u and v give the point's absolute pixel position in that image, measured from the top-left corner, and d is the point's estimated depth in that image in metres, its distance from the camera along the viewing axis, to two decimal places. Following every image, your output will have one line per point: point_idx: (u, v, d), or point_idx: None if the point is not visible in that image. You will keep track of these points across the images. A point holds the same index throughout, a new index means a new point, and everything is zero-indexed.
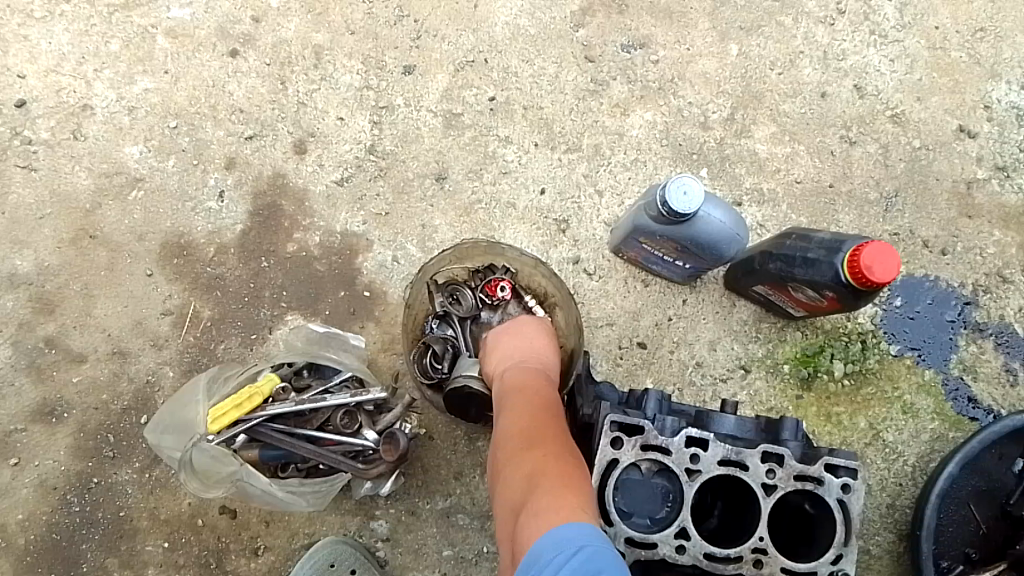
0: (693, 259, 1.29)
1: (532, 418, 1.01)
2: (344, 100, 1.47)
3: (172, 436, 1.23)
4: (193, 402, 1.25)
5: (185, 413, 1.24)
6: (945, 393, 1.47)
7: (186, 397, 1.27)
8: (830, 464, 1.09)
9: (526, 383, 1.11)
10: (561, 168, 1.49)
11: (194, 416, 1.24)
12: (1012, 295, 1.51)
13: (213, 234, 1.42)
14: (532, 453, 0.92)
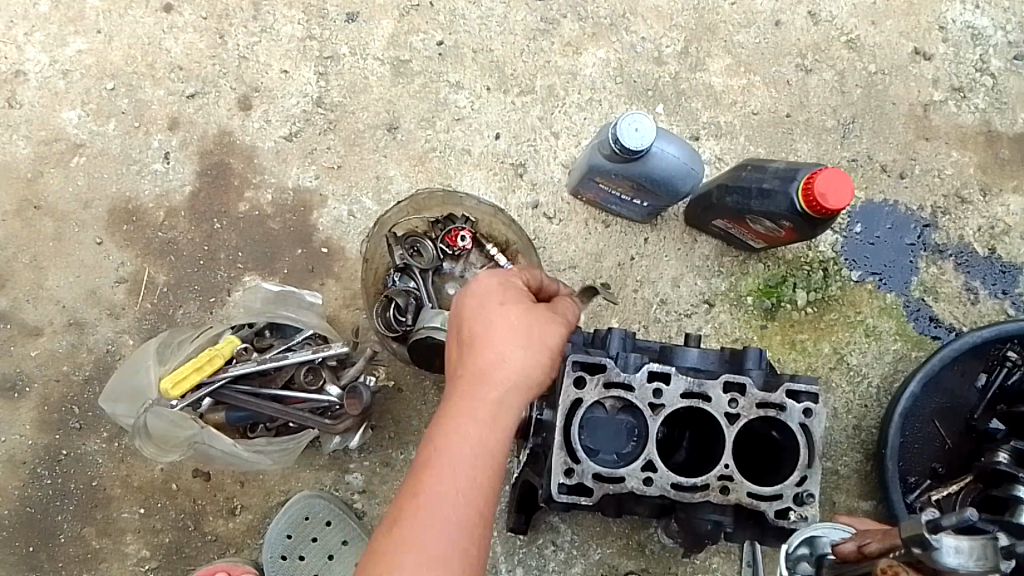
0: (650, 196, 1.26)
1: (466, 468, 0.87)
2: (287, 52, 1.43)
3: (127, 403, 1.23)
4: (146, 368, 1.25)
5: (139, 379, 1.24)
6: (906, 315, 1.50)
7: (138, 363, 1.26)
8: (792, 390, 1.10)
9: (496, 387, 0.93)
10: (515, 111, 1.45)
11: (148, 382, 1.24)
12: (970, 215, 1.53)
13: (162, 197, 1.39)
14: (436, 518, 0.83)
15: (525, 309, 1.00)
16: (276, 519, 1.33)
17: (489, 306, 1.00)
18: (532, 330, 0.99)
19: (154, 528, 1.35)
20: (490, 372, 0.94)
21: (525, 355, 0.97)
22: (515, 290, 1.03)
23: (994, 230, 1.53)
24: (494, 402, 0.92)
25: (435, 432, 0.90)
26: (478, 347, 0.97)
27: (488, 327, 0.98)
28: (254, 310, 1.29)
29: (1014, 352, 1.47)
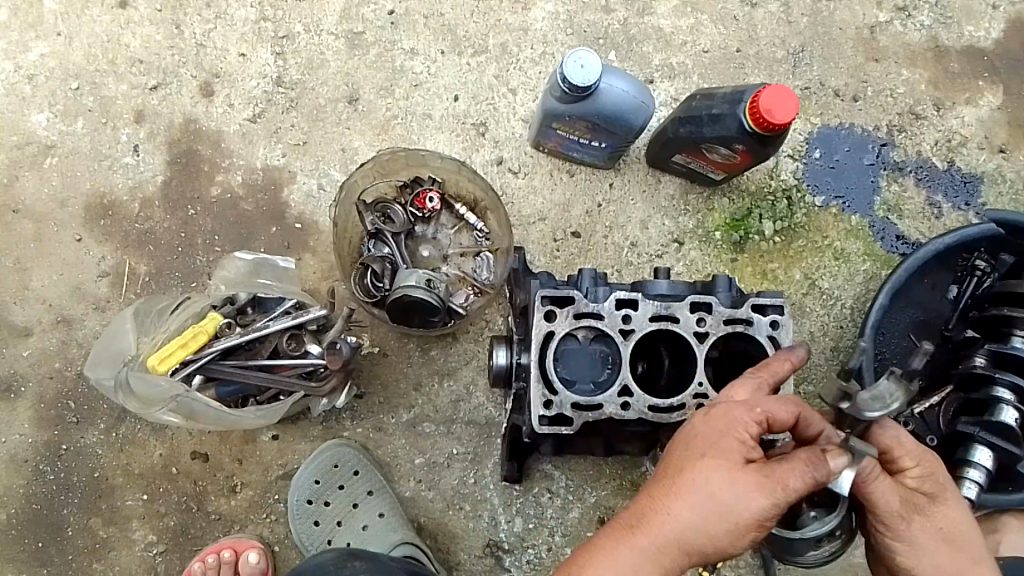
0: (606, 135, 1.32)
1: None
2: (242, 35, 1.46)
3: (107, 365, 1.26)
4: (124, 332, 1.27)
5: (117, 342, 1.27)
6: (873, 235, 1.53)
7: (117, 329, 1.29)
8: (757, 305, 1.16)
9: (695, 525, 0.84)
10: (471, 72, 1.49)
11: (127, 345, 1.26)
12: (925, 130, 1.56)
13: (135, 190, 1.42)
14: None
15: (736, 472, 0.83)
16: (304, 463, 1.37)
17: (701, 444, 0.86)
18: (742, 514, 0.83)
19: (159, 512, 1.38)
20: (659, 521, 0.85)
21: (704, 523, 0.84)
22: (747, 437, 0.86)
23: (951, 142, 1.56)
24: (648, 555, 0.85)
25: (594, 543, 0.87)
26: (669, 487, 0.85)
27: (688, 466, 0.85)
28: (235, 279, 1.37)
29: (982, 261, 1.48)
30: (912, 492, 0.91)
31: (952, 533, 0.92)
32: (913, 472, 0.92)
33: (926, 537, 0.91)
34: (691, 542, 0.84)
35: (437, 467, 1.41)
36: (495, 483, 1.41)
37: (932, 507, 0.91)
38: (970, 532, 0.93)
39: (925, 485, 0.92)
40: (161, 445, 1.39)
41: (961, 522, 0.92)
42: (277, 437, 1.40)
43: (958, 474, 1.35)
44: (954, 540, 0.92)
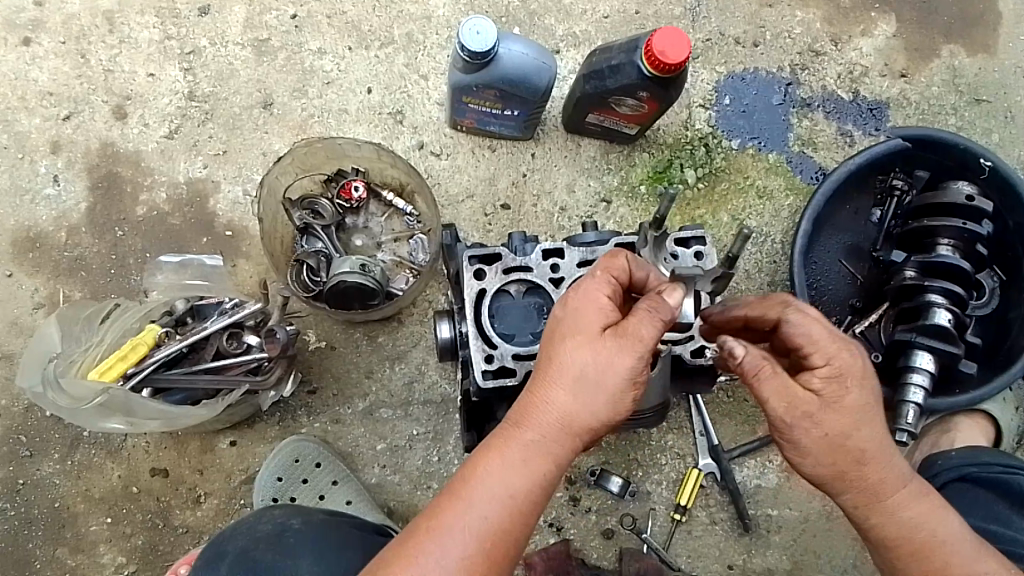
0: (517, 102, 1.35)
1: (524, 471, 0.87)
2: (149, 56, 1.48)
3: (35, 372, 1.22)
4: (51, 336, 1.24)
5: (44, 347, 1.23)
6: (792, 170, 1.57)
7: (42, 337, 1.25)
8: (680, 239, 1.18)
9: (572, 402, 0.87)
10: (381, 64, 1.51)
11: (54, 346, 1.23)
12: (827, 65, 1.61)
13: (60, 218, 1.42)
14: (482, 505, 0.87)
15: (597, 345, 0.86)
16: (265, 465, 1.36)
17: (559, 325, 0.89)
18: (614, 376, 0.86)
19: (125, 534, 1.37)
20: (541, 413, 0.88)
21: (580, 395, 0.86)
22: (600, 308, 0.88)
23: (854, 74, 1.61)
24: (539, 446, 0.88)
25: (484, 448, 0.90)
26: (540, 373, 0.89)
27: (554, 352, 0.88)
28: (169, 286, 1.39)
29: (900, 180, 1.51)
30: (807, 395, 0.88)
31: (841, 437, 0.88)
32: (822, 371, 0.89)
33: (815, 442, 0.89)
34: (574, 418, 0.87)
35: (400, 450, 1.41)
36: (460, 458, 1.41)
37: (826, 411, 0.88)
38: (866, 436, 0.89)
39: (831, 389, 0.88)
40: (118, 467, 1.37)
41: (855, 429, 0.88)
42: (235, 442, 1.39)
43: (902, 381, 1.38)
44: (846, 446, 0.89)
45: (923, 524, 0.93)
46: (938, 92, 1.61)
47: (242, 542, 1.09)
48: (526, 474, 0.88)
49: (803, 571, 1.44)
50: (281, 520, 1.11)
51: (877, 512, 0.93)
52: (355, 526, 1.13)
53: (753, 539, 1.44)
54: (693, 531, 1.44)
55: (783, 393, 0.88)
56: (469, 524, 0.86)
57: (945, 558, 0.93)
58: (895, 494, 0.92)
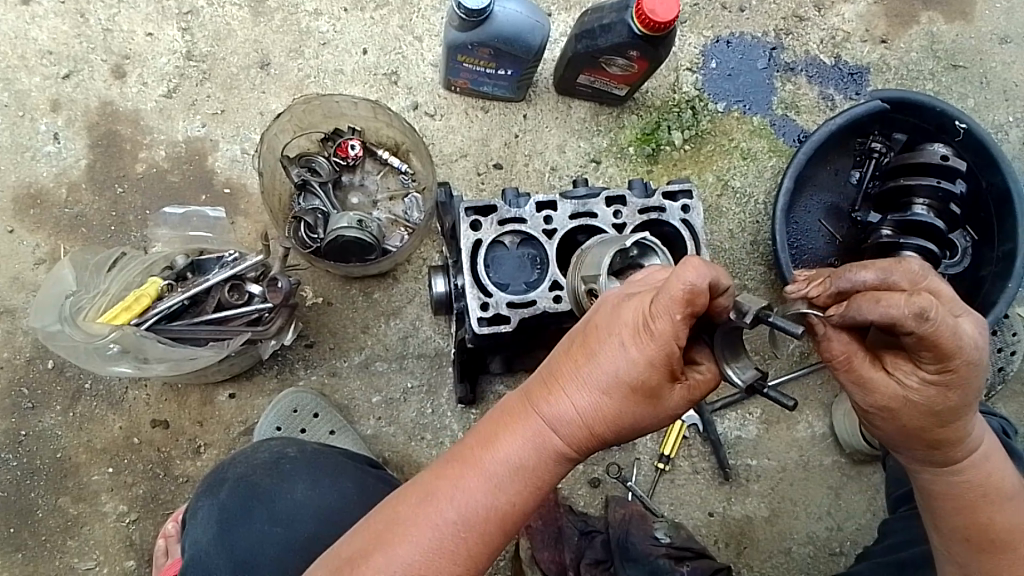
0: (510, 60, 1.39)
1: (542, 467, 0.83)
2: (147, 15, 1.51)
3: (46, 315, 1.26)
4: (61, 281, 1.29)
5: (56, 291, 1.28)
6: (775, 132, 1.61)
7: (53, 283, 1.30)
8: (668, 193, 1.22)
9: (605, 423, 0.80)
10: (375, 25, 1.54)
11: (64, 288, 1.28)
12: (811, 30, 1.65)
13: (60, 175, 1.45)
14: (497, 494, 0.83)
15: (646, 399, 0.79)
16: (264, 415, 1.39)
17: (608, 342, 0.78)
18: (647, 406, 0.79)
19: (127, 483, 1.41)
20: (569, 424, 0.81)
21: (615, 418, 0.80)
22: (666, 355, 0.75)
23: (836, 39, 1.65)
24: (561, 446, 0.83)
25: (501, 428, 0.84)
26: (583, 382, 0.80)
27: (595, 375, 0.79)
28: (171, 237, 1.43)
29: (879, 143, 1.55)
30: (895, 395, 0.82)
31: (919, 428, 0.86)
32: (929, 375, 0.80)
33: (890, 426, 0.87)
34: (605, 432, 0.81)
35: (395, 403, 1.46)
36: (453, 410, 1.46)
37: (908, 411, 0.83)
38: (946, 431, 0.87)
39: (931, 395, 0.81)
40: (120, 418, 1.41)
41: (940, 425, 0.86)
42: (234, 395, 1.43)
43: None
44: (927, 433, 0.87)
45: (981, 486, 0.95)
46: (916, 58, 1.66)
47: (243, 468, 1.14)
48: (538, 475, 0.83)
49: (780, 518, 1.51)
50: (278, 448, 1.16)
51: (941, 470, 0.94)
52: (348, 456, 1.18)
53: (734, 488, 1.51)
54: (676, 480, 1.50)
55: (857, 384, 0.81)
56: (483, 505, 0.83)
57: (989, 514, 0.96)
58: (960, 461, 0.93)
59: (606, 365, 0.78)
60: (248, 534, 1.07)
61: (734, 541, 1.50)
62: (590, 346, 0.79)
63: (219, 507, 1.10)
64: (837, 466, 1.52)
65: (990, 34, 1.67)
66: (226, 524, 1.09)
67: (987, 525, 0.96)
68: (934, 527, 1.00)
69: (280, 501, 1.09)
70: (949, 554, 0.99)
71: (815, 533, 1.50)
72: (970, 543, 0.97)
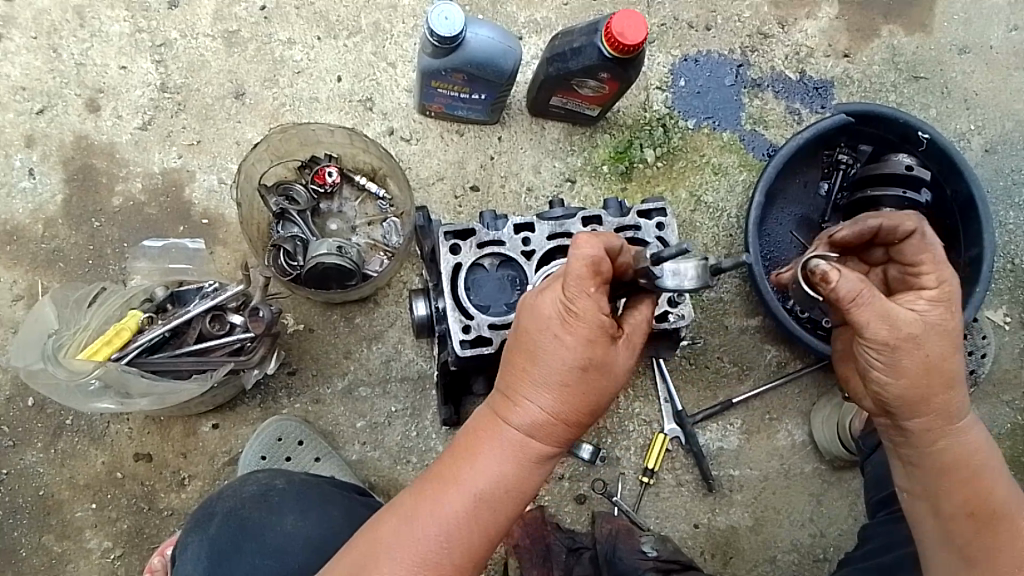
0: (483, 84, 1.41)
1: (517, 468, 0.91)
2: (120, 49, 1.52)
3: (27, 351, 1.26)
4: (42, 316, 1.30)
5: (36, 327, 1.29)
6: (745, 147, 1.65)
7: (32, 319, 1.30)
8: (642, 212, 1.24)
9: (566, 413, 0.89)
10: (349, 52, 1.56)
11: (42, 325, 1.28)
12: (775, 46, 1.69)
13: (36, 211, 1.46)
14: (477, 499, 0.89)
15: (593, 381, 0.89)
16: (248, 445, 1.39)
17: (546, 338, 0.89)
18: (595, 388, 0.89)
19: (111, 518, 1.40)
20: (531, 419, 0.90)
21: (571, 406, 0.89)
22: (596, 324, 0.87)
23: (800, 55, 1.69)
24: (531, 444, 0.91)
25: (470, 444, 0.92)
26: (534, 380, 0.89)
27: (544, 371, 0.88)
28: (151, 269, 1.44)
29: (845, 155, 1.59)
30: (912, 319, 0.93)
31: (936, 363, 0.94)
32: (931, 292, 0.96)
33: (914, 363, 0.93)
34: (565, 423, 0.90)
35: (379, 427, 1.46)
36: (438, 432, 1.46)
37: (929, 335, 0.93)
38: (952, 372, 0.96)
39: (935, 313, 0.95)
40: (103, 453, 1.41)
41: (953, 354, 0.95)
42: (218, 425, 1.43)
43: None
44: (941, 372, 0.95)
45: (974, 456, 0.99)
46: (878, 70, 1.70)
47: (231, 503, 1.14)
48: (517, 474, 0.90)
49: (764, 527, 1.53)
50: (266, 482, 1.16)
51: (941, 438, 0.98)
52: (335, 484, 1.18)
53: (718, 499, 1.53)
54: (661, 493, 1.51)
55: (885, 312, 0.92)
56: (466, 512, 0.89)
57: (988, 488, 0.99)
58: (962, 422, 0.98)
59: (551, 355, 0.88)
60: (240, 567, 1.07)
61: (720, 552, 1.51)
62: (530, 344, 0.89)
63: (210, 542, 1.10)
64: (818, 474, 1.54)
65: (949, 45, 1.71)
66: (218, 560, 1.09)
67: (983, 498, 0.99)
68: (932, 512, 1.01)
69: (270, 533, 1.09)
70: (949, 535, 0.99)
71: (799, 541, 1.53)
72: (972, 517, 0.98)
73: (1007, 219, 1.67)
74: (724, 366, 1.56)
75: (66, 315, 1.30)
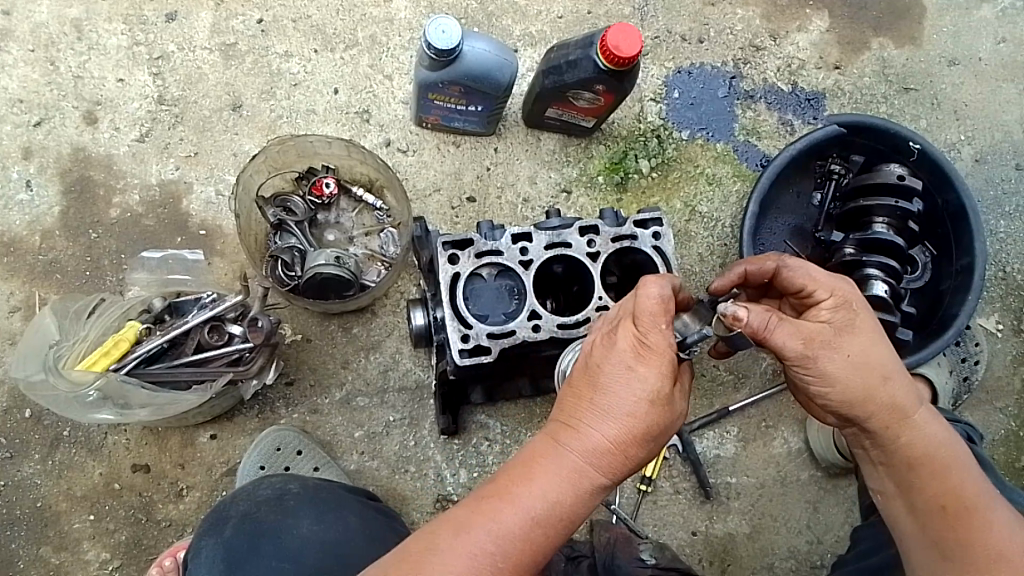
0: (481, 97, 1.42)
1: (576, 493, 0.86)
2: (118, 62, 1.53)
3: (27, 363, 1.26)
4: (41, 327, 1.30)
5: (35, 338, 1.29)
6: (738, 157, 1.66)
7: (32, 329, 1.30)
8: (639, 221, 1.25)
9: (629, 442, 0.86)
10: (346, 65, 1.57)
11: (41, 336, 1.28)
12: (767, 59, 1.71)
13: (33, 223, 1.46)
14: (531, 523, 0.84)
15: (659, 411, 0.86)
16: (246, 455, 1.39)
17: (618, 371, 0.86)
18: (660, 420, 0.86)
19: (108, 530, 1.39)
20: (594, 448, 0.86)
21: (635, 435, 0.86)
22: (668, 360, 0.86)
23: (792, 67, 1.71)
24: (592, 472, 0.86)
25: (527, 466, 0.86)
26: (601, 408, 0.86)
27: (611, 402, 0.86)
28: (149, 280, 1.44)
29: (838, 165, 1.61)
30: (819, 327, 0.92)
31: (861, 359, 0.92)
32: (827, 303, 0.95)
33: (839, 364, 0.92)
34: (627, 451, 0.86)
35: (377, 437, 1.46)
36: (436, 441, 1.46)
37: (840, 337, 0.92)
38: (884, 364, 0.94)
39: (840, 317, 0.94)
40: (100, 464, 1.40)
41: (874, 346, 0.93)
42: (215, 435, 1.43)
43: None
44: (871, 364, 0.93)
45: (933, 444, 0.98)
46: (869, 82, 1.72)
47: (245, 506, 1.14)
48: (574, 500, 0.86)
49: (761, 534, 1.53)
50: (280, 485, 1.17)
51: (896, 432, 0.97)
52: (348, 489, 1.20)
53: (715, 506, 1.53)
54: (659, 502, 1.52)
55: (791, 327, 0.91)
56: (518, 533, 0.84)
57: (955, 475, 0.98)
58: (914, 413, 0.97)
59: (620, 386, 0.86)
60: (259, 568, 1.07)
61: (718, 560, 1.52)
62: (599, 376, 0.87)
63: (226, 548, 1.09)
64: (815, 481, 1.55)
65: (939, 57, 1.74)
66: (235, 564, 1.07)
67: (946, 490, 0.97)
68: (908, 509, 1.01)
69: (288, 536, 1.09)
70: (923, 530, 0.99)
71: (796, 547, 1.53)
72: (944, 510, 0.97)
73: (998, 228, 1.69)
74: (720, 374, 1.57)
75: (65, 325, 1.30)
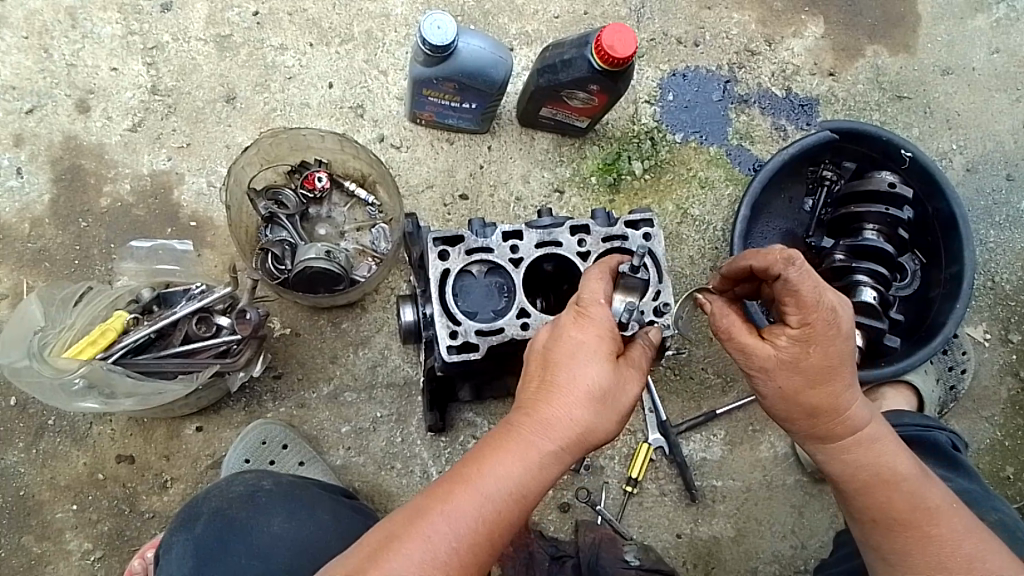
0: (474, 94, 1.42)
1: (533, 470, 0.86)
2: (112, 51, 1.52)
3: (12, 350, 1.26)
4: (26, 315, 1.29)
5: (20, 325, 1.28)
6: (731, 161, 1.67)
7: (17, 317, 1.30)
8: (630, 222, 1.25)
9: (583, 412, 0.87)
10: (341, 60, 1.57)
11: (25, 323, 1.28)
12: (762, 63, 1.72)
13: (23, 211, 1.45)
14: (487, 500, 0.84)
15: (609, 383, 0.89)
16: (232, 448, 1.39)
17: (565, 347, 0.90)
18: (612, 390, 0.89)
19: (91, 520, 1.38)
20: (554, 426, 0.87)
21: (589, 408, 0.88)
22: (609, 332, 0.90)
23: (786, 72, 1.72)
24: (550, 449, 0.87)
25: (486, 450, 0.87)
26: (554, 383, 0.88)
27: (565, 378, 0.88)
28: (138, 270, 1.43)
29: (829, 171, 1.61)
30: (767, 353, 0.95)
31: (794, 393, 0.96)
32: (795, 332, 0.93)
33: (772, 392, 0.97)
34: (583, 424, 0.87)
35: (364, 433, 1.46)
36: (422, 439, 1.46)
37: (781, 369, 0.95)
38: (819, 398, 0.96)
39: (792, 351, 0.94)
40: (84, 454, 1.40)
41: (810, 385, 0.96)
42: (201, 428, 1.42)
43: None
44: (805, 396, 0.96)
45: (874, 463, 0.99)
46: (863, 90, 1.73)
47: (217, 501, 1.14)
48: (533, 478, 0.86)
49: (745, 538, 1.53)
50: (254, 482, 1.17)
51: (830, 451, 1.01)
52: (324, 488, 1.20)
53: (700, 509, 1.53)
54: (644, 503, 1.52)
55: (738, 346, 0.97)
56: (477, 512, 0.83)
57: (889, 493, 0.99)
58: (848, 436, 0.99)
59: (568, 359, 0.89)
60: (227, 565, 1.07)
61: (702, 562, 1.52)
62: (547, 354, 0.90)
63: (195, 544, 1.10)
64: (800, 485, 1.55)
65: (932, 66, 1.75)
66: (203, 562, 1.08)
67: (882, 504, 0.99)
68: (849, 515, 1.04)
69: (257, 534, 1.09)
70: (862, 537, 1.02)
71: (779, 552, 1.54)
72: (873, 523, 1.00)
73: (987, 238, 1.70)
74: (707, 377, 1.57)
75: (50, 313, 1.29)
